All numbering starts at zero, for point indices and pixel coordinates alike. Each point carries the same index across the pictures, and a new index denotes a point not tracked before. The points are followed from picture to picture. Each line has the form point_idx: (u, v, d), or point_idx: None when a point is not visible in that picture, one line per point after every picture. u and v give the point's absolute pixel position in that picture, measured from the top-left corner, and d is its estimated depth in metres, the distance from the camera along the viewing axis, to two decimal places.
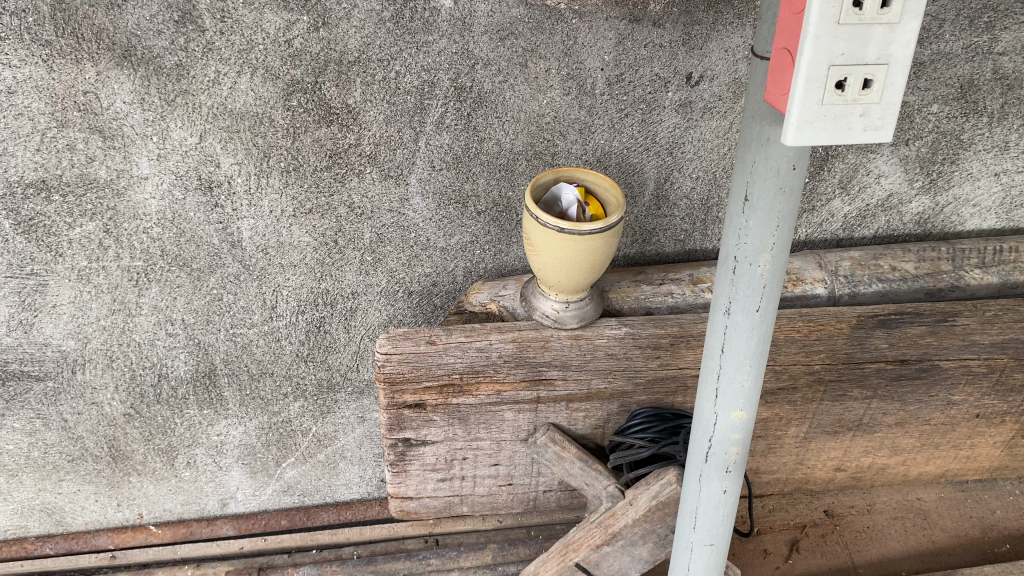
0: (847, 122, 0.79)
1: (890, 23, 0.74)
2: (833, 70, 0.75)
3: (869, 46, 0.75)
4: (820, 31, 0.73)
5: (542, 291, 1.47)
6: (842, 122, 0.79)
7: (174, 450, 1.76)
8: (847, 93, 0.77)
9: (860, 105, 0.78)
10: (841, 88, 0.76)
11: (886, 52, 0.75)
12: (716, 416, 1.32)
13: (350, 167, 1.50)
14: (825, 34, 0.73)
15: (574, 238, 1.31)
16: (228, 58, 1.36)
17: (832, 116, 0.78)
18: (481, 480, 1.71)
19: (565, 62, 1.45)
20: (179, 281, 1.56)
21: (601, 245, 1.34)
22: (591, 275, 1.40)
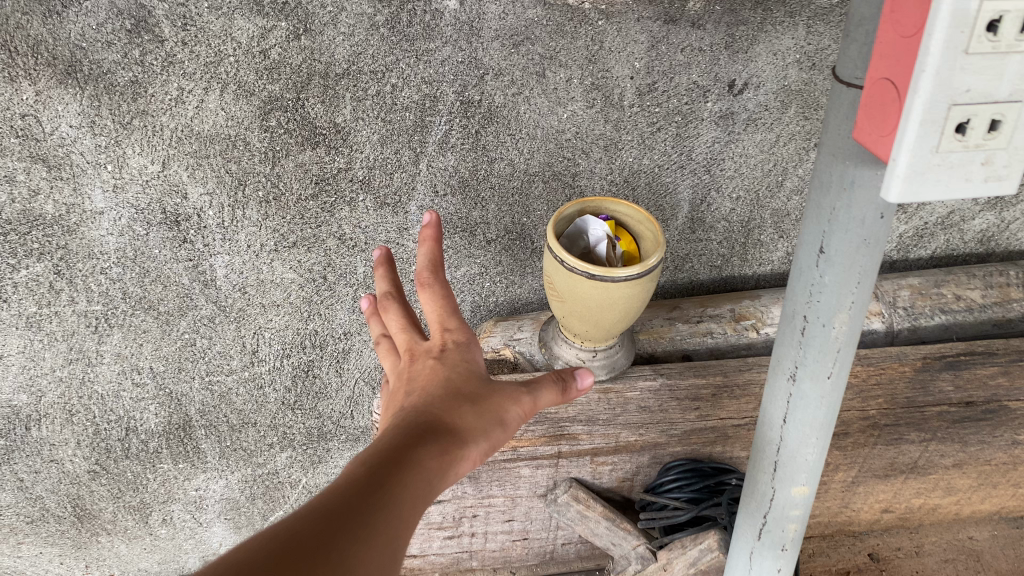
0: (966, 171, 0.64)
1: None
2: (953, 111, 0.60)
3: (1002, 80, 0.60)
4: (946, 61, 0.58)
5: (564, 339, 1.31)
6: (961, 174, 0.64)
7: (147, 507, 1.56)
8: (968, 139, 0.62)
9: (984, 152, 0.63)
10: (961, 133, 0.61)
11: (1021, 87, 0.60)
12: (774, 492, 1.14)
13: (340, 195, 1.29)
14: (954, 66, 0.58)
15: (606, 287, 1.11)
16: (193, 72, 1.14)
17: (949, 165, 0.63)
18: (493, 536, 1.53)
19: (589, 71, 1.23)
20: (145, 325, 1.35)
21: (636, 293, 1.13)
22: (624, 323, 1.20)
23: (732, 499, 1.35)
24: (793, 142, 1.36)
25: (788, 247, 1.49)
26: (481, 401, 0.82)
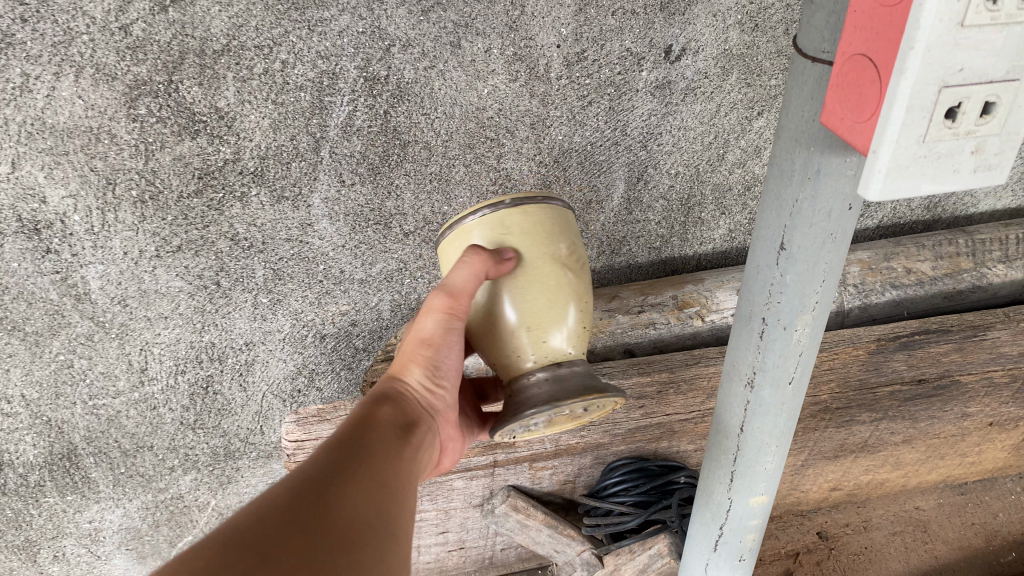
0: (954, 159, 0.66)
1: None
2: (945, 92, 0.61)
3: (993, 57, 0.62)
4: (939, 40, 0.58)
5: None
6: (949, 160, 0.65)
7: (34, 546, 1.38)
8: (958, 123, 0.63)
9: (974, 137, 0.65)
10: (951, 117, 0.63)
11: (1011, 65, 0.63)
12: (731, 504, 1.04)
13: (229, 190, 1.12)
14: (947, 43, 0.58)
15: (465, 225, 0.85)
16: (38, 55, 0.95)
17: (938, 152, 0.64)
18: (426, 549, 1.41)
19: (511, 40, 1.09)
20: (10, 350, 1.17)
21: (559, 244, 0.84)
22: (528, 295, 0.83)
23: (680, 500, 1.26)
24: (735, 111, 1.24)
25: (729, 223, 1.39)
26: (412, 359, 0.91)
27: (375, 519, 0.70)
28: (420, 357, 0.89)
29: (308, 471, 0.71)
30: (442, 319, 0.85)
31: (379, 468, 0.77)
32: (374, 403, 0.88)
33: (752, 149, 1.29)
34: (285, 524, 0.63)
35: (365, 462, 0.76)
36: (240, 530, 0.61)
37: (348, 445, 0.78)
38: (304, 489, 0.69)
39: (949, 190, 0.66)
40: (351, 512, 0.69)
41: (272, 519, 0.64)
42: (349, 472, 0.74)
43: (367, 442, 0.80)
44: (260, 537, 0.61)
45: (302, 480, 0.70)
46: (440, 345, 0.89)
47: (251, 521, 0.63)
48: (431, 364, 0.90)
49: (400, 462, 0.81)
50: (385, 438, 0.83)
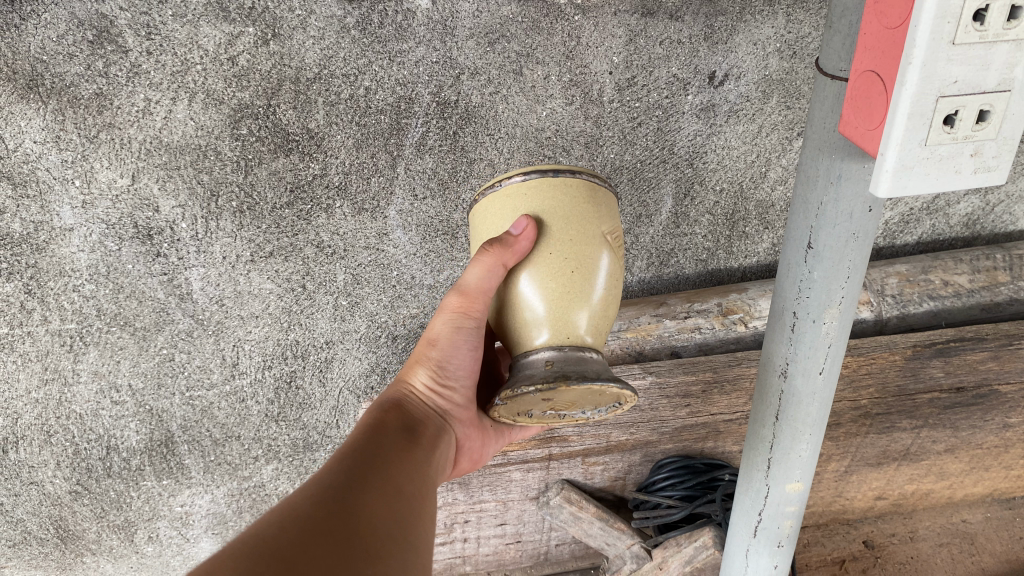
0: (956, 161, 0.71)
1: (1017, 40, 0.65)
2: (942, 103, 0.67)
3: (989, 70, 0.66)
4: (932, 53, 0.64)
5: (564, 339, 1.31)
6: (950, 162, 0.70)
7: (132, 525, 1.53)
8: (957, 130, 0.68)
9: (973, 141, 0.70)
10: (951, 124, 0.68)
11: (1007, 76, 0.67)
12: (767, 490, 1.12)
13: (317, 203, 1.26)
14: (939, 58, 0.64)
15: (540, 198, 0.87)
16: (159, 82, 1.11)
17: (938, 155, 0.69)
18: (486, 540, 1.51)
19: (567, 67, 1.21)
20: (121, 343, 1.32)
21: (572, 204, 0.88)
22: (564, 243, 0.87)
23: (725, 494, 1.34)
24: (776, 132, 1.34)
25: (773, 237, 1.48)
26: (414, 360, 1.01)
27: (393, 527, 0.77)
28: (426, 359, 0.99)
29: (321, 484, 0.77)
30: (454, 318, 0.96)
31: (391, 476, 0.83)
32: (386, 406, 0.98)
33: (793, 168, 1.39)
34: (307, 536, 0.69)
35: (377, 471, 0.83)
36: (265, 539, 0.67)
37: (358, 454, 0.85)
38: (321, 501, 0.74)
39: (951, 190, 0.72)
40: (368, 519, 0.75)
41: (294, 529, 0.69)
42: (362, 480, 0.80)
43: (378, 451, 0.87)
44: (284, 545, 0.67)
45: (319, 491, 0.76)
46: (446, 345, 0.98)
47: (272, 532, 0.68)
48: (438, 365, 0.99)
49: (411, 471, 0.87)
50: (395, 445, 0.90)
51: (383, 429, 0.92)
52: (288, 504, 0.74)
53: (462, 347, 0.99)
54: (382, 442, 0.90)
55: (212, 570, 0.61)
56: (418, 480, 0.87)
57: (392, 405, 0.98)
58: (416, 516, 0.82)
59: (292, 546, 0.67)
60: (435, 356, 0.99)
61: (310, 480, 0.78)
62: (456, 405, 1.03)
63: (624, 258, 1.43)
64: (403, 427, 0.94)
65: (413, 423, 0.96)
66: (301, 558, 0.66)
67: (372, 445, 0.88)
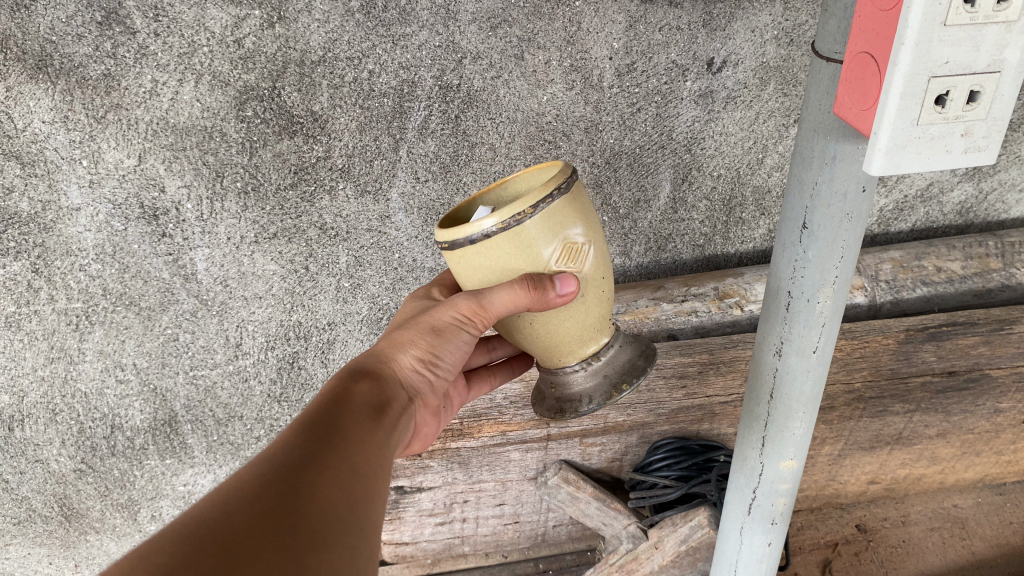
0: (948, 141, 0.72)
1: (1007, 22, 0.66)
2: (933, 83, 0.68)
3: (979, 51, 0.68)
4: (923, 35, 0.66)
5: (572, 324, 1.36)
6: (941, 142, 0.72)
7: (135, 504, 1.56)
8: (948, 110, 0.70)
9: (964, 122, 0.71)
10: (942, 104, 0.70)
11: (998, 57, 0.69)
12: (762, 467, 1.14)
13: (320, 184, 1.28)
14: (930, 40, 0.66)
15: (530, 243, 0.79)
16: (166, 64, 1.13)
17: (930, 135, 0.71)
18: (484, 521, 1.55)
19: (568, 52, 1.23)
20: (126, 322, 1.34)
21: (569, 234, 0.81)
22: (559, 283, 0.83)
23: (720, 475, 1.37)
24: (773, 119, 1.36)
25: (769, 224, 1.50)
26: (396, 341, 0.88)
27: (363, 508, 0.63)
28: (424, 343, 0.89)
29: (272, 468, 0.61)
30: (460, 315, 0.87)
31: (362, 451, 0.70)
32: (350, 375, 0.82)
33: (789, 155, 1.41)
34: (263, 518, 0.54)
35: (345, 447, 0.69)
36: (213, 519, 0.52)
37: (324, 424, 0.71)
38: (277, 478, 0.59)
39: (942, 169, 0.73)
40: (330, 506, 0.59)
41: (241, 513, 0.54)
42: (321, 460, 0.64)
43: (350, 419, 0.74)
44: (237, 525, 0.52)
45: (276, 468, 0.61)
46: (447, 338, 0.89)
47: (212, 515, 0.52)
48: (433, 355, 0.89)
49: (385, 445, 0.76)
50: (368, 416, 0.79)
51: (352, 398, 0.79)
52: (234, 479, 0.59)
53: (460, 344, 0.91)
54: (353, 410, 0.77)
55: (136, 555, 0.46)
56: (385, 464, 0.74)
57: (362, 376, 0.83)
58: (386, 498, 0.69)
59: (239, 532, 0.51)
60: (434, 341, 0.89)
61: (265, 449, 0.64)
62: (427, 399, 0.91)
63: (622, 244, 1.45)
64: (370, 404, 0.79)
65: (382, 399, 0.85)
66: (252, 546, 0.51)
67: (339, 413, 0.74)
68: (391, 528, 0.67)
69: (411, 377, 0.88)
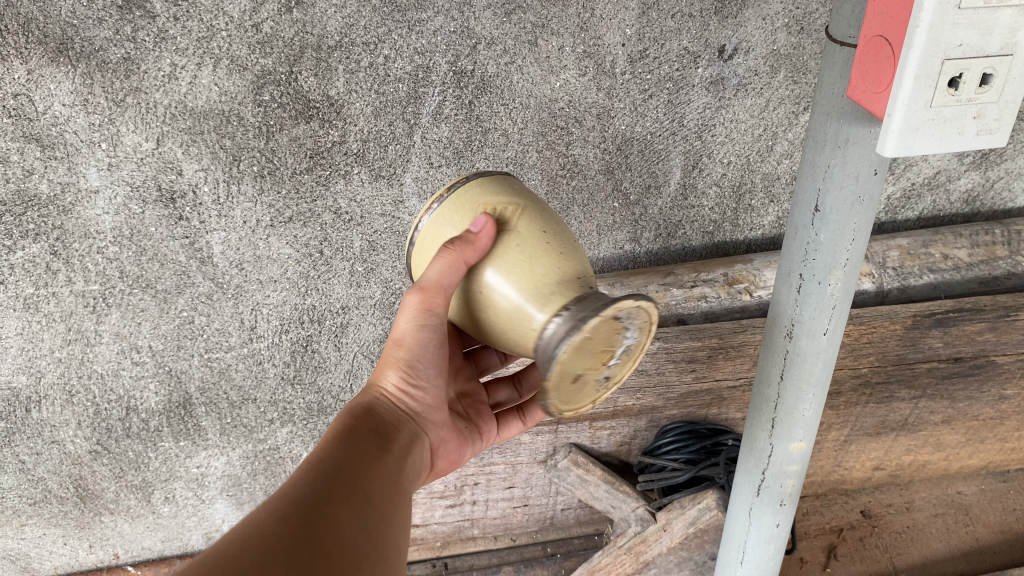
0: (959, 124, 0.72)
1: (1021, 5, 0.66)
2: (946, 66, 0.68)
3: (993, 35, 0.68)
4: (940, 18, 0.65)
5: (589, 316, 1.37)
6: (953, 125, 0.72)
7: (149, 486, 1.61)
8: (961, 92, 0.70)
9: (975, 104, 0.71)
10: (955, 87, 0.69)
11: (1010, 41, 0.69)
12: (772, 449, 1.16)
13: (335, 168, 1.29)
14: (947, 24, 0.65)
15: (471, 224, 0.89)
16: (185, 48, 1.14)
17: (942, 118, 0.71)
18: (494, 503, 1.59)
19: (581, 39, 1.24)
20: (143, 304, 1.36)
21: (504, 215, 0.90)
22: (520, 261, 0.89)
23: (728, 458, 1.40)
24: (783, 106, 1.37)
25: (777, 211, 1.52)
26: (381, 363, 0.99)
27: (360, 539, 0.73)
28: (397, 359, 0.98)
29: (285, 508, 0.72)
30: (415, 314, 0.92)
31: (361, 484, 0.82)
32: (356, 411, 0.96)
33: (798, 142, 1.42)
34: (272, 553, 0.65)
35: (342, 484, 0.80)
36: (228, 557, 0.63)
37: (328, 463, 0.82)
38: (286, 516, 0.71)
39: (953, 152, 0.73)
40: (334, 536, 0.71)
41: (258, 552, 0.65)
42: (327, 498, 0.76)
43: (351, 458, 0.86)
44: (249, 560, 0.63)
45: (285, 504, 0.73)
46: (414, 345, 0.97)
47: (233, 553, 0.64)
48: (409, 365, 0.98)
49: (381, 476, 0.86)
50: (366, 450, 0.89)
51: (365, 421, 0.94)
52: (251, 521, 0.70)
53: (428, 347, 0.97)
54: (353, 449, 0.88)
55: None
56: (410, 454, 0.96)
57: (363, 410, 0.96)
58: (385, 524, 0.79)
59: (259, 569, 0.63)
60: (406, 357, 0.98)
61: (276, 493, 0.75)
62: (425, 409, 1.03)
63: (632, 230, 1.47)
64: (384, 422, 0.96)
65: (384, 429, 0.95)
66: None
67: (341, 454, 0.85)
68: (393, 551, 0.78)
69: (397, 396, 1.00)
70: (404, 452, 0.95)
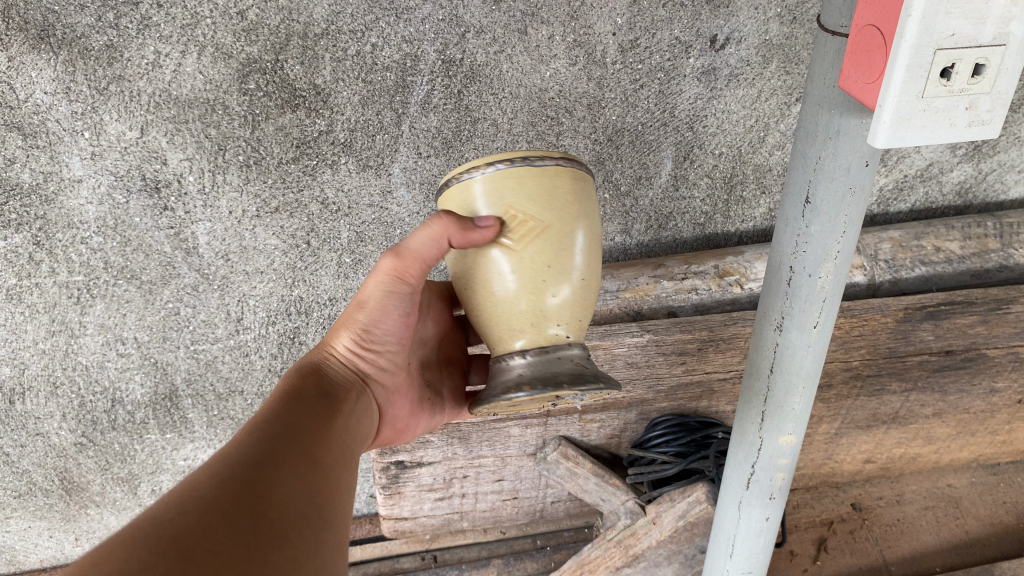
0: (951, 115, 0.70)
1: None
2: (937, 56, 0.66)
3: (986, 24, 0.66)
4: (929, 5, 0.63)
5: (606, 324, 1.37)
6: (944, 116, 0.70)
7: (135, 478, 1.61)
8: (952, 83, 0.68)
9: (968, 95, 0.69)
10: (947, 77, 0.67)
11: (1003, 30, 0.66)
12: (761, 442, 1.15)
13: (322, 158, 1.28)
14: (937, 10, 0.64)
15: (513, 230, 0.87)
16: (169, 35, 1.12)
17: (933, 108, 0.69)
18: (483, 496, 1.58)
19: (571, 28, 1.22)
20: (128, 295, 1.35)
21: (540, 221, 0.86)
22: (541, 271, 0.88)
23: (716, 451, 1.41)
24: (775, 97, 1.36)
25: (768, 202, 1.51)
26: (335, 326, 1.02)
27: (301, 502, 0.72)
28: (354, 320, 1.00)
29: (225, 472, 0.70)
30: (388, 280, 0.96)
31: (306, 448, 0.81)
32: (307, 371, 0.98)
33: (790, 133, 1.41)
34: (210, 518, 0.63)
35: (285, 449, 0.79)
36: (164, 521, 0.61)
37: (272, 427, 0.82)
38: (226, 481, 0.69)
39: (945, 144, 0.71)
40: (274, 501, 0.70)
41: (192, 514, 0.63)
42: (265, 463, 0.74)
43: (296, 423, 0.85)
44: (185, 524, 0.61)
45: (224, 469, 0.71)
46: (377, 308, 0.99)
47: (169, 516, 0.62)
48: (365, 328, 1.00)
49: (326, 442, 0.85)
50: (313, 415, 0.88)
51: (312, 384, 0.95)
52: (189, 485, 0.68)
53: (391, 313, 1.00)
54: (300, 413, 0.88)
55: (99, 558, 0.55)
56: (357, 419, 0.97)
57: (311, 371, 0.98)
58: (329, 491, 0.78)
59: (191, 522, 0.62)
60: (364, 319, 1.00)
61: (216, 457, 0.73)
62: (378, 375, 1.04)
63: (623, 221, 1.46)
64: (331, 382, 0.98)
65: (331, 389, 0.96)
66: (200, 544, 0.60)
67: (286, 420, 0.84)
68: (338, 517, 0.77)
69: (350, 359, 1.02)
70: (348, 414, 0.95)
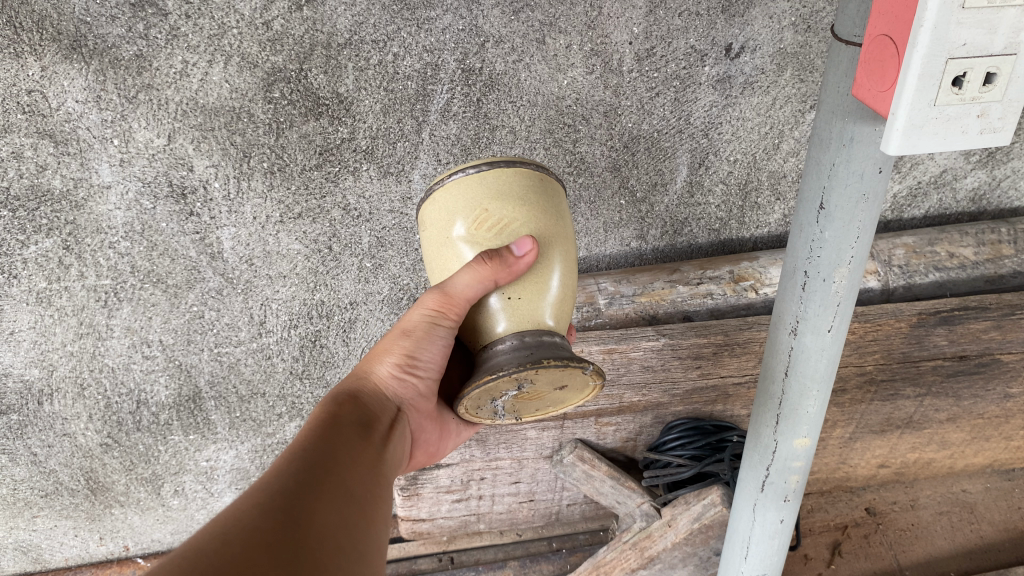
0: (963, 122, 0.71)
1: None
2: (951, 65, 0.67)
3: (997, 34, 0.67)
4: (941, 16, 0.64)
5: (630, 333, 1.39)
6: (957, 124, 0.71)
7: (159, 478, 1.64)
8: (965, 91, 0.69)
9: (979, 103, 0.70)
10: (959, 85, 0.69)
11: (1014, 40, 0.68)
12: (776, 444, 1.17)
13: (344, 165, 1.30)
14: (949, 21, 0.65)
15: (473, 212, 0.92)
16: (196, 45, 1.15)
17: (945, 116, 0.70)
18: (500, 498, 1.60)
19: (589, 37, 1.24)
20: (153, 299, 1.38)
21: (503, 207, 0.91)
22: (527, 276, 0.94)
23: (732, 454, 1.42)
24: (789, 104, 1.38)
25: (783, 209, 1.53)
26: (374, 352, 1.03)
27: (337, 535, 0.72)
28: (397, 348, 1.00)
29: (265, 502, 0.71)
30: (431, 314, 0.95)
31: (341, 477, 0.81)
32: (344, 398, 0.98)
33: (804, 140, 1.43)
34: (252, 550, 0.64)
35: (322, 478, 0.79)
36: (208, 553, 0.61)
37: (309, 456, 0.82)
38: (267, 510, 0.70)
39: (957, 151, 0.72)
40: (315, 532, 0.70)
41: (235, 548, 0.63)
42: (304, 492, 0.74)
43: (333, 450, 0.85)
44: (228, 557, 0.62)
45: (266, 497, 0.72)
46: (420, 339, 0.98)
47: (212, 547, 0.63)
48: (407, 356, 1.00)
49: (360, 469, 0.86)
50: (349, 442, 0.89)
51: (348, 411, 0.95)
52: (230, 516, 0.68)
53: (434, 344, 0.99)
54: (337, 440, 0.88)
55: None
56: (391, 444, 0.98)
57: (348, 397, 0.98)
58: (366, 519, 0.79)
59: (234, 554, 0.62)
60: (407, 348, 1.00)
61: (256, 485, 0.74)
62: (417, 397, 1.05)
63: (639, 227, 1.48)
64: (367, 407, 0.99)
65: (368, 418, 0.97)
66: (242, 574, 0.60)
67: (322, 447, 0.84)
68: (373, 549, 0.77)
69: (390, 381, 1.02)
70: (383, 444, 0.96)
